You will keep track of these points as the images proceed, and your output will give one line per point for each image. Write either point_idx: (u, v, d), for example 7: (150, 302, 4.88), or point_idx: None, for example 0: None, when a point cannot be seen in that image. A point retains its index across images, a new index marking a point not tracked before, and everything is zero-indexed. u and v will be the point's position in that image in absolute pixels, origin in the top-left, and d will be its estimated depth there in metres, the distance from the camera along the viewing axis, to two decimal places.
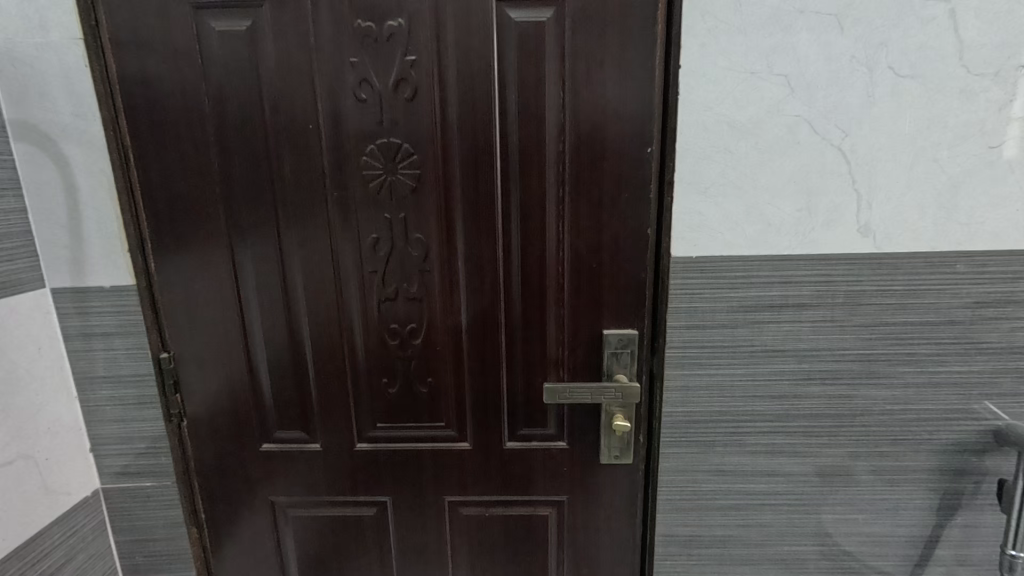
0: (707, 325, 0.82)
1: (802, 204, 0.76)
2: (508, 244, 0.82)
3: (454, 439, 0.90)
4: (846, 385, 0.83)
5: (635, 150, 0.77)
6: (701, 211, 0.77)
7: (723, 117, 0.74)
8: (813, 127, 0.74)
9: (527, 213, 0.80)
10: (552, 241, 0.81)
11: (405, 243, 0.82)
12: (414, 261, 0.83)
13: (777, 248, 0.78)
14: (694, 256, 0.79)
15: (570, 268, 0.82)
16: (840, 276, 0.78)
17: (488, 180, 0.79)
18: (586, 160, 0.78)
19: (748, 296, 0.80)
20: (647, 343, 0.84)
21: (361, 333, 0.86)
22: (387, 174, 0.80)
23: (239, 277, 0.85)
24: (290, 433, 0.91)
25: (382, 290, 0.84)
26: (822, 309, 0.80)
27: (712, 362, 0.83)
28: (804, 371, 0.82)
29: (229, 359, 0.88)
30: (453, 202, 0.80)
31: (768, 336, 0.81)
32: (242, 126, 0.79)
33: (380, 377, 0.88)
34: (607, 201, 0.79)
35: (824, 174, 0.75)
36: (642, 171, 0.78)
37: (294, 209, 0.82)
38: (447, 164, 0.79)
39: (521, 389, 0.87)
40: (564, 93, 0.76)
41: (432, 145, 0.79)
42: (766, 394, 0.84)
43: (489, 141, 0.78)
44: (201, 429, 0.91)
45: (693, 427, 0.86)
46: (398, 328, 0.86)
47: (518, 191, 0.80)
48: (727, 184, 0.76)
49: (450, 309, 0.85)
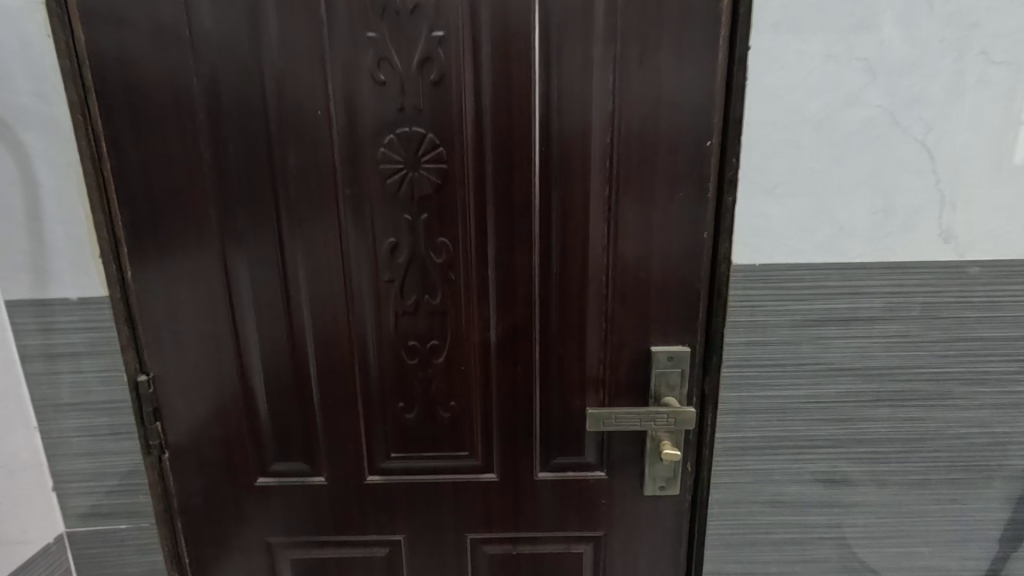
0: (768, 341, 0.73)
1: (880, 206, 0.68)
2: (547, 250, 0.72)
3: (478, 470, 0.80)
4: (918, 408, 0.74)
5: (692, 144, 0.68)
6: (767, 213, 0.68)
7: (794, 106, 0.65)
8: (894, 119, 0.65)
9: (569, 216, 0.71)
10: (597, 247, 0.72)
11: (428, 249, 0.72)
12: (437, 268, 0.72)
13: (849, 256, 0.69)
14: (756, 264, 0.70)
15: (616, 277, 0.72)
16: (917, 286, 0.70)
17: (526, 176, 0.69)
18: (637, 154, 0.69)
19: (814, 309, 0.71)
20: (697, 361, 0.75)
21: (374, 351, 0.75)
22: (407, 168, 0.69)
23: (233, 288, 0.73)
24: (290, 465, 0.80)
25: (399, 303, 0.73)
26: (896, 324, 0.71)
27: (772, 382, 0.74)
28: (873, 392, 0.74)
29: (219, 382, 0.76)
30: (484, 200, 0.70)
31: (836, 354, 0.73)
32: (237, 113, 0.68)
33: (395, 401, 0.77)
34: (660, 201, 0.70)
35: (904, 173, 0.67)
36: (700, 168, 0.69)
37: (298, 209, 0.70)
38: (478, 157, 0.69)
39: (556, 411, 0.78)
40: (614, 77, 0.67)
41: (461, 135, 0.68)
42: (831, 418, 0.75)
43: (527, 132, 0.68)
44: (187, 463, 0.79)
45: (747, 454, 0.77)
46: (417, 345, 0.75)
47: (559, 189, 0.70)
48: (796, 183, 0.67)
49: (478, 324, 0.74)
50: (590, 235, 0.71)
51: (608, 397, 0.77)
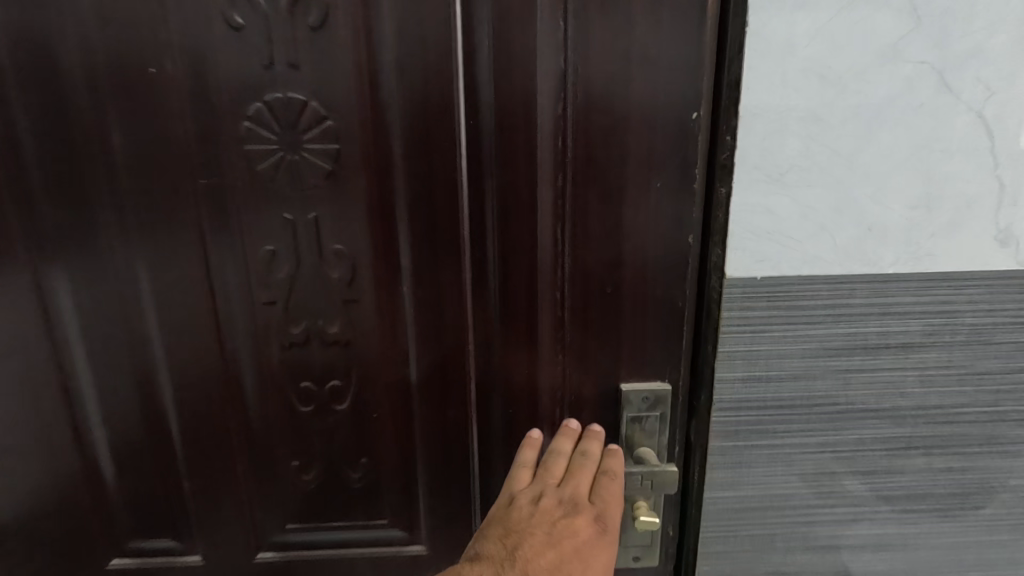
0: (772, 376, 0.56)
1: (920, 199, 0.51)
2: (480, 259, 0.54)
3: (402, 542, 0.62)
4: (961, 458, 0.58)
5: (673, 115, 0.50)
6: (772, 208, 0.51)
7: (811, 62, 0.48)
8: (943, 81, 0.48)
9: (508, 214, 0.52)
10: (546, 255, 0.53)
11: (318, 261, 0.53)
12: (333, 285, 0.54)
13: (879, 265, 0.52)
14: (757, 277, 0.53)
15: (572, 296, 0.54)
16: (964, 303, 0.53)
17: (449, 160, 0.51)
18: (599, 129, 0.50)
19: (831, 335, 0.54)
20: (681, 402, 0.58)
21: (253, 395, 0.56)
22: (284, 150, 0.50)
23: (53, 315, 0.54)
24: (153, 543, 0.60)
25: (284, 332, 0.55)
26: (936, 352, 0.55)
27: (776, 428, 0.57)
28: (905, 438, 0.57)
29: (47, 439, 0.57)
30: (393, 194, 0.52)
31: (859, 391, 0.56)
32: (36, 71, 0.48)
33: (286, 460, 0.58)
34: (630, 193, 0.52)
35: (954, 154, 0.50)
36: (683, 148, 0.51)
37: (134, 207, 0.51)
38: (382, 134, 0.50)
39: (499, 471, 0.59)
40: (568, 21, 0.48)
41: (356, 103, 0.49)
42: (852, 472, 0.58)
43: (448, 100, 0.50)
44: (10, 545, 0.59)
45: (744, 517, 0.60)
46: (312, 387, 0.56)
47: (496, 178, 0.51)
48: (812, 168, 0.50)
49: (391, 359, 0.56)
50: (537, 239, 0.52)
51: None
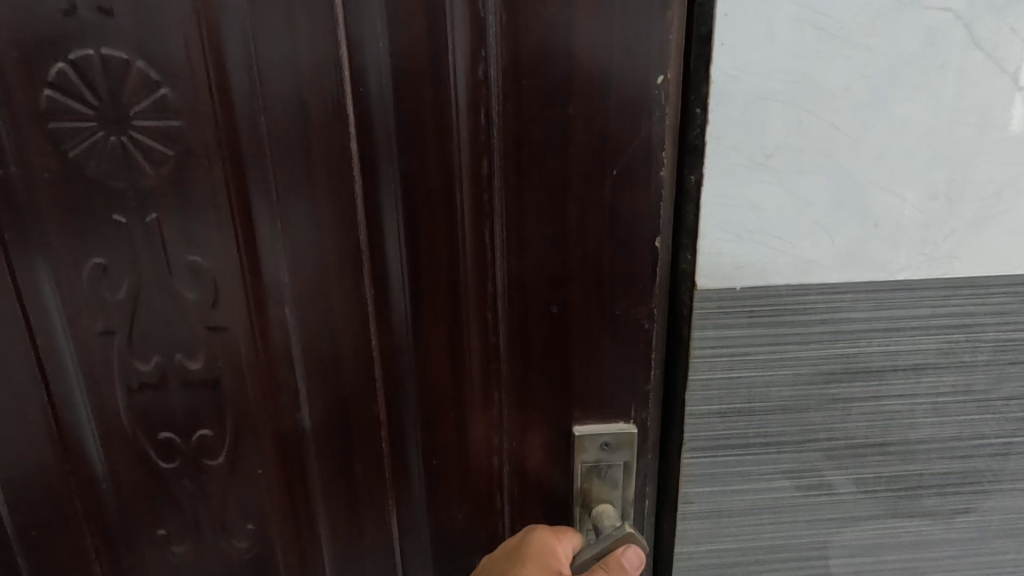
0: (756, 408, 0.45)
1: (939, 186, 0.40)
2: (385, 269, 0.42)
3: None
4: (979, 498, 0.48)
5: (631, 82, 0.38)
6: (756, 202, 0.40)
7: (802, 10, 0.36)
8: (971, 35, 0.37)
9: (418, 212, 0.40)
10: (470, 266, 0.41)
11: (177, 274, 0.42)
12: (191, 307, 0.43)
13: (888, 270, 0.42)
14: (736, 288, 0.41)
15: (505, 317, 0.42)
16: (989, 315, 0.43)
17: (338, 140, 0.40)
18: (532, 100, 0.38)
19: (827, 359, 0.44)
20: (651, 446, 0.47)
21: (98, 446, 0.45)
22: (105, 130, 0.38)
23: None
24: None
25: (131, 369, 0.43)
26: (953, 376, 0.45)
27: (762, 470, 0.47)
28: (915, 478, 0.47)
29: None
30: (260, 191, 0.41)
31: (860, 423, 0.46)
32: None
33: (151, 523, 0.47)
34: (575, 185, 0.40)
35: (983, 129, 0.39)
36: (649, 122, 0.39)
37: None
38: (239, 111, 0.39)
39: (423, 523, 0.48)
40: None
41: (202, 72, 0.38)
42: (851, 517, 0.48)
43: (333, 61, 0.38)
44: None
45: (723, 574, 0.50)
46: (174, 437, 0.45)
47: (396, 165, 0.40)
48: (806, 149, 0.39)
49: (280, 395, 0.45)
50: (455, 246, 0.41)
51: (508, 505, 0.48)
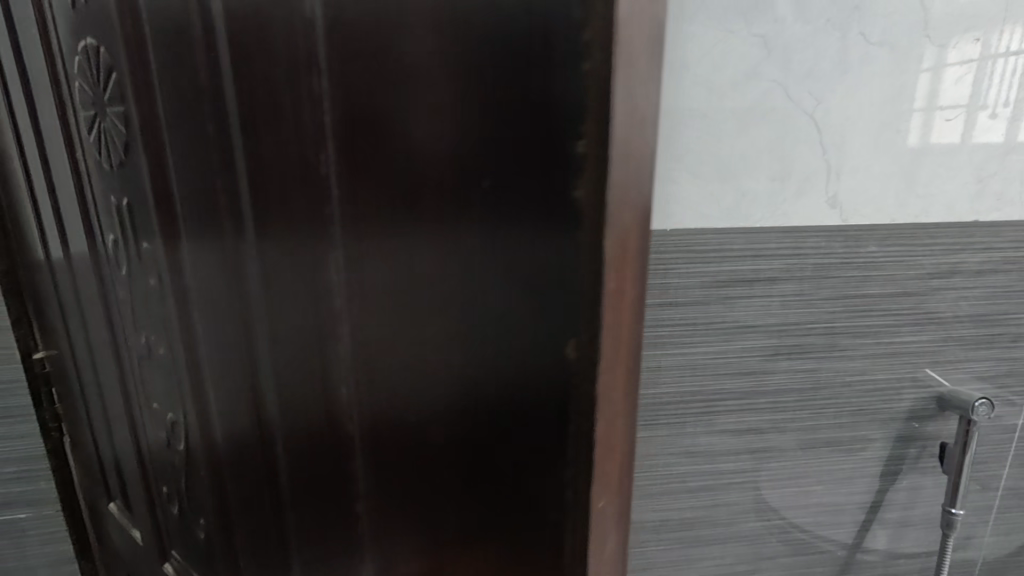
0: (681, 302, 0.75)
1: (777, 173, 0.72)
2: (330, 260, 0.52)
3: (281, 504, 0.66)
4: (810, 360, 0.80)
5: (490, 119, 0.41)
6: (677, 181, 0.70)
7: (699, 77, 0.67)
8: (788, 94, 0.69)
9: (351, 226, 0.50)
10: (386, 270, 0.49)
11: (234, 228, 0.59)
12: (207, 279, 0.65)
13: (751, 221, 0.73)
14: (666, 229, 0.72)
15: (421, 325, 0.49)
16: (809, 248, 0.75)
17: (254, 169, 0.55)
18: (393, 144, 0.45)
19: (667, 283, 0.74)
20: (544, 481, 0.45)
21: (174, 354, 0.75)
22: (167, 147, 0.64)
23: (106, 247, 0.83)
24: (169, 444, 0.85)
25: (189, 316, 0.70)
26: (792, 284, 0.76)
27: (686, 341, 0.77)
28: (773, 346, 0.79)
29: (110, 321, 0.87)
30: (225, 193, 0.59)
31: (741, 312, 0.76)
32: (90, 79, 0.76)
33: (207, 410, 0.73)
34: (454, 218, 0.45)
35: (798, 144, 0.71)
36: (515, 149, 0.40)
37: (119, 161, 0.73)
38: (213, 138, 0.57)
39: (327, 466, 0.59)
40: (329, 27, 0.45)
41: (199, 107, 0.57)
42: (735, 371, 0.79)
43: (260, 120, 0.52)
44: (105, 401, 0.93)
45: (663, 409, 0.80)
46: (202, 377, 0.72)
47: (293, 186, 0.52)
48: (704, 150, 0.70)
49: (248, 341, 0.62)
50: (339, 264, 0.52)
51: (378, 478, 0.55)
